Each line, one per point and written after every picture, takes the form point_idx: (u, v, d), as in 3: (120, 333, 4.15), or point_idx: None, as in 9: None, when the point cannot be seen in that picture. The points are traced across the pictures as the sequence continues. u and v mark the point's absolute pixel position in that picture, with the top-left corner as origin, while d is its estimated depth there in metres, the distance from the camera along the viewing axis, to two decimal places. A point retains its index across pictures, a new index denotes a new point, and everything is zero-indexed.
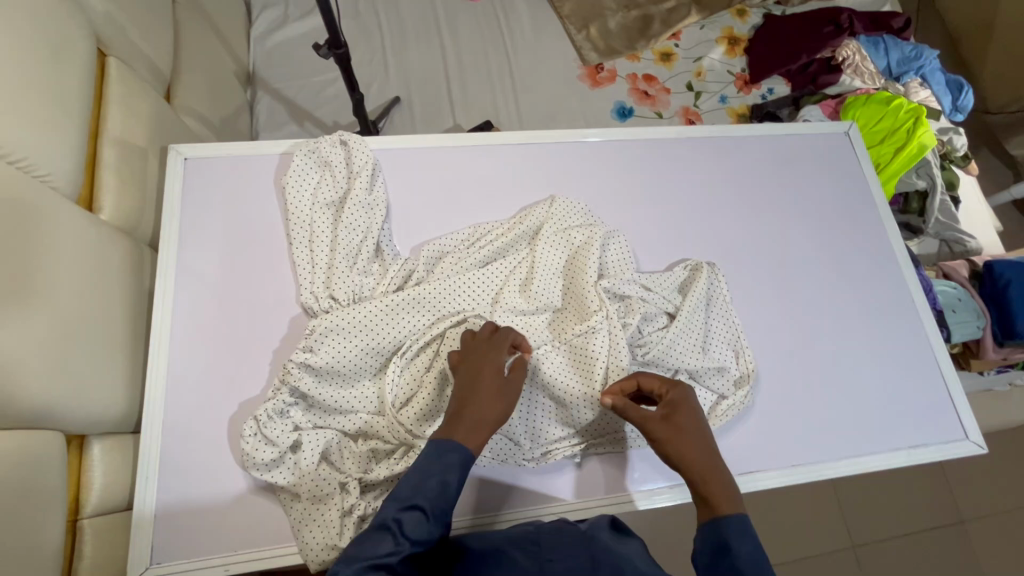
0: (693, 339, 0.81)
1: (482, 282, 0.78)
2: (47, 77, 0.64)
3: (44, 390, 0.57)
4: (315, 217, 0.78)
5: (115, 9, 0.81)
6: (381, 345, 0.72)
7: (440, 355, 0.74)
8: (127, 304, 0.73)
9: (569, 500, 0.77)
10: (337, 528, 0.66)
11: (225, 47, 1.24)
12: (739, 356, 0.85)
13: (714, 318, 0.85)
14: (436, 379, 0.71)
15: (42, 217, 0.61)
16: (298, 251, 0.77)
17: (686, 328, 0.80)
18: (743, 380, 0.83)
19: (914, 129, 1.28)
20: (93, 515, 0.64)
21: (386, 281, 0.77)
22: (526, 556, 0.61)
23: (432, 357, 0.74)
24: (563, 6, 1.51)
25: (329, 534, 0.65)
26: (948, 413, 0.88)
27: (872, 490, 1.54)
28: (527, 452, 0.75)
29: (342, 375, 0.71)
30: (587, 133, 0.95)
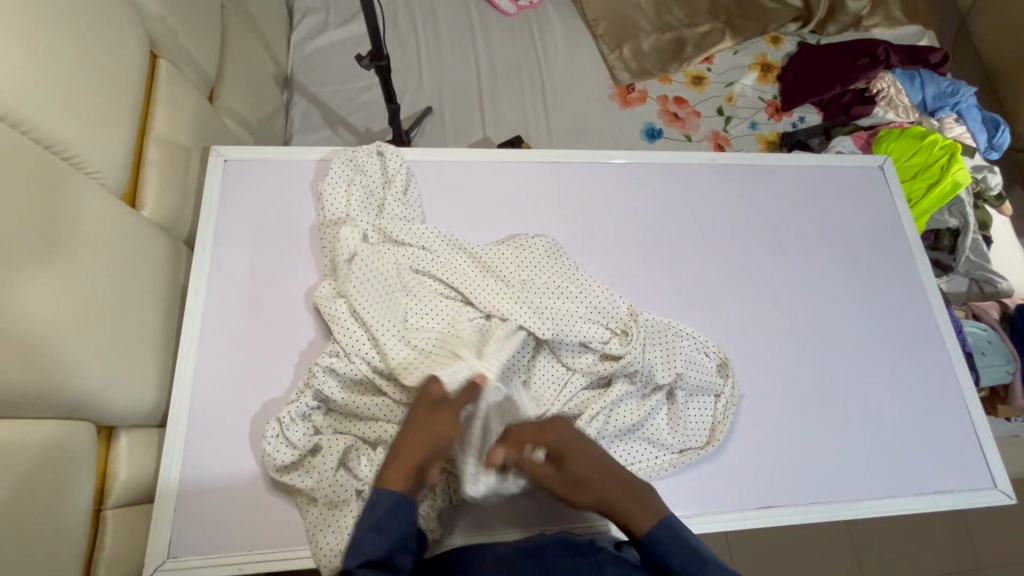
0: (669, 355, 0.79)
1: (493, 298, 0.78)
2: (103, 76, 0.66)
3: (78, 381, 0.58)
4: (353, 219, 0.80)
5: (169, 13, 0.84)
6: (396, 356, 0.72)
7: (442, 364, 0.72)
8: (161, 299, 0.75)
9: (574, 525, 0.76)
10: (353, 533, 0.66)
11: (266, 51, 1.28)
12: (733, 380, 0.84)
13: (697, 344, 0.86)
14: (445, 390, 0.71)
15: (89, 212, 0.63)
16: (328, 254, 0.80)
17: (657, 342, 0.80)
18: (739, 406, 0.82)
19: (948, 166, 1.26)
20: (116, 507, 0.65)
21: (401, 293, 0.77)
22: None
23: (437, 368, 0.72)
24: (598, 25, 1.53)
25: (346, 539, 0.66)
26: (976, 460, 0.85)
27: (886, 530, 1.51)
28: None
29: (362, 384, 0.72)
30: (614, 154, 0.95)
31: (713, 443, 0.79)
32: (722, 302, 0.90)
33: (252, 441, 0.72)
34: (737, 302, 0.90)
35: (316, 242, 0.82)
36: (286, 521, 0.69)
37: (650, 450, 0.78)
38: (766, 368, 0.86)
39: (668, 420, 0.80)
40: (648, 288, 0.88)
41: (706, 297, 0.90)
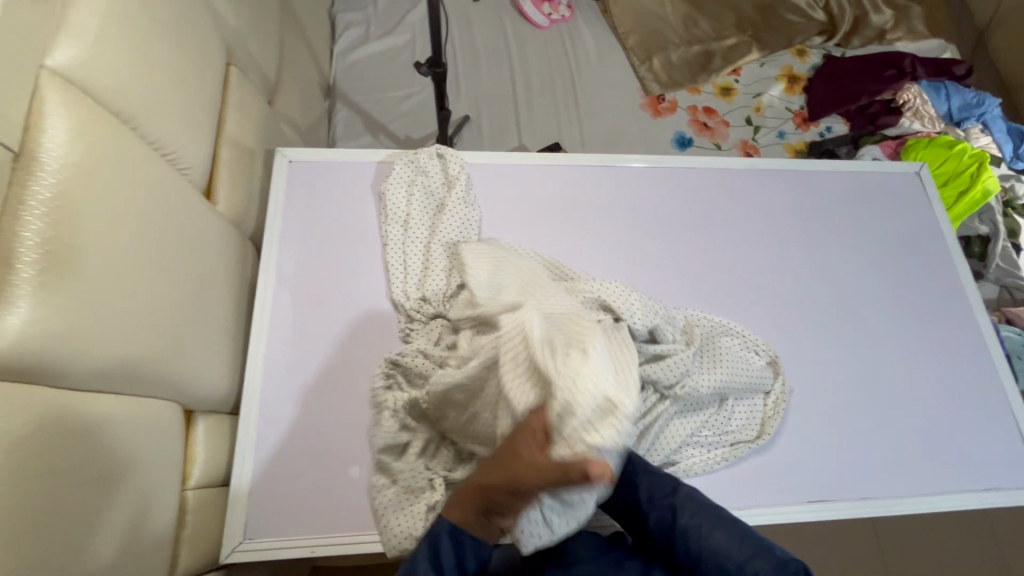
0: (715, 361, 0.81)
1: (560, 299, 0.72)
2: (192, 78, 0.71)
3: (169, 363, 0.62)
4: (413, 218, 0.85)
5: (241, 23, 0.88)
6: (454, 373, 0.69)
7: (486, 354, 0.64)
8: (232, 292, 0.78)
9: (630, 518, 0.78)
10: (424, 522, 0.67)
11: (313, 61, 1.33)
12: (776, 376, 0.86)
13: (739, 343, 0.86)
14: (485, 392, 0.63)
15: (179, 205, 0.67)
16: (392, 251, 0.83)
17: (706, 349, 0.81)
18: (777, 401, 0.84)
19: (978, 173, 1.29)
20: (196, 487, 0.67)
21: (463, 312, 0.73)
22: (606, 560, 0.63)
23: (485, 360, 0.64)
24: (629, 37, 1.57)
25: (418, 526, 0.67)
26: (1022, 458, 0.86)
27: (917, 537, 1.50)
28: None
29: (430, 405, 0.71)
30: (631, 159, 0.99)
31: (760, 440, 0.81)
32: (766, 302, 0.92)
33: (320, 428, 0.74)
34: (779, 302, 0.93)
35: (378, 240, 0.86)
36: (354, 505, 0.71)
37: (698, 451, 0.80)
38: (810, 367, 0.89)
39: (714, 423, 0.81)
40: (692, 286, 0.91)
41: (749, 297, 0.92)
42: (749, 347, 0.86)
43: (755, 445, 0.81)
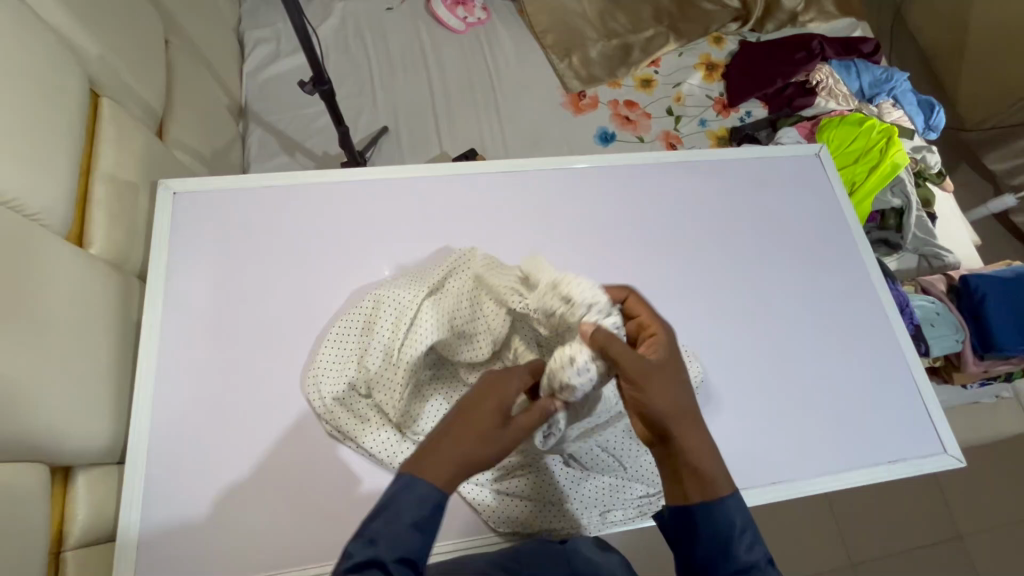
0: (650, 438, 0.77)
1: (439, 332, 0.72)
2: (40, 119, 0.67)
3: (25, 423, 0.58)
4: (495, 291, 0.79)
5: (109, 53, 0.84)
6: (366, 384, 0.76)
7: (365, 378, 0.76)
8: (113, 336, 0.75)
9: (469, 537, 0.76)
10: (325, 415, 0.77)
11: (218, 84, 1.29)
12: None
13: None
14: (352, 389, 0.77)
15: (31, 254, 0.63)
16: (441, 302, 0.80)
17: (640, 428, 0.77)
18: None
19: (886, 148, 1.32)
20: (77, 548, 0.66)
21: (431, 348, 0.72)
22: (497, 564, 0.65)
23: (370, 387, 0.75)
24: (546, 36, 1.57)
25: (324, 417, 0.77)
26: (925, 426, 0.89)
27: (868, 506, 1.53)
28: (501, 486, 0.77)
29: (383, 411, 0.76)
30: (577, 160, 1.01)
31: (648, 515, 0.78)
32: (677, 295, 0.93)
33: (229, 452, 0.75)
34: (686, 297, 0.93)
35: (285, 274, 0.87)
36: (341, 513, 0.74)
37: (576, 517, 0.77)
38: (720, 355, 0.90)
39: (600, 495, 0.78)
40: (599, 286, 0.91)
41: (657, 293, 0.93)
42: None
43: (634, 519, 0.78)
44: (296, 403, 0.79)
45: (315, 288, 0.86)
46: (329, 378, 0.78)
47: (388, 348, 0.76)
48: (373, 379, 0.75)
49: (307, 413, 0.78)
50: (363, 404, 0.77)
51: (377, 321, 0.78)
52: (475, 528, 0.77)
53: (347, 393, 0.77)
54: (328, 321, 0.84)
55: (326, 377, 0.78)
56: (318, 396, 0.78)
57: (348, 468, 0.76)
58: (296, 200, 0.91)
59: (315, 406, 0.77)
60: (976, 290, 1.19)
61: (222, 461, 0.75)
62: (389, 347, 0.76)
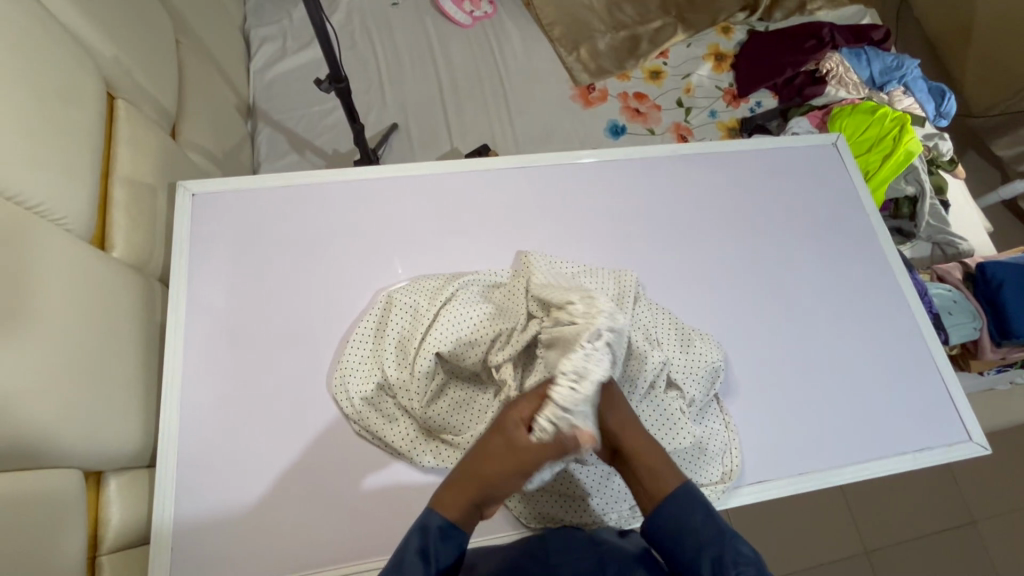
0: (676, 433, 0.75)
1: (457, 328, 0.74)
2: (61, 122, 0.67)
3: (56, 429, 0.58)
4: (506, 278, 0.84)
5: (124, 54, 0.83)
6: (390, 384, 0.76)
7: (388, 378, 0.76)
8: (137, 339, 0.75)
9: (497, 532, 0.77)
10: (352, 414, 0.77)
11: (226, 82, 1.28)
12: (728, 449, 0.81)
13: (708, 421, 0.81)
14: (378, 390, 0.77)
15: (55, 259, 0.63)
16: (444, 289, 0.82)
17: (666, 423, 0.76)
18: (726, 477, 0.79)
19: (900, 136, 1.32)
20: (112, 552, 0.66)
21: (446, 345, 0.74)
22: (532, 560, 0.64)
23: (395, 388, 0.76)
24: (554, 29, 1.56)
25: (352, 415, 0.77)
26: (951, 414, 0.89)
27: (881, 494, 1.54)
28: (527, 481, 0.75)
29: (407, 411, 0.76)
30: (581, 155, 1.00)
31: None
32: (698, 287, 0.93)
33: (256, 454, 0.75)
34: (707, 289, 0.93)
35: (307, 275, 0.86)
36: (371, 512, 0.74)
37: (601, 508, 0.77)
38: (743, 348, 0.90)
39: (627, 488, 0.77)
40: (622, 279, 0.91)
41: (678, 286, 0.93)
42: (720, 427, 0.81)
43: None
44: (322, 403, 0.79)
45: (336, 287, 0.86)
46: (352, 375, 0.78)
47: (409, 344, 0.77)
48: (396, 377, 0.76)
49: (333, 413, 0.78)
50: (390, 403, 0.77)
51: (402, 318, 0.79)
52: (502, 523, 0.77)
53: (372, 394, 0.77)
54: (351, 320, 0.84)
55: (349, 373, 0.78)
56: (343, 395, 0.77)
57: (376, 466, 0.77)
58: (315, 199, 0.91)
59: (340, 404, 0.78)
60: (992, 277, 1.19)
61: (252, 465, 0.75)
62: (411, 344, 0.76)
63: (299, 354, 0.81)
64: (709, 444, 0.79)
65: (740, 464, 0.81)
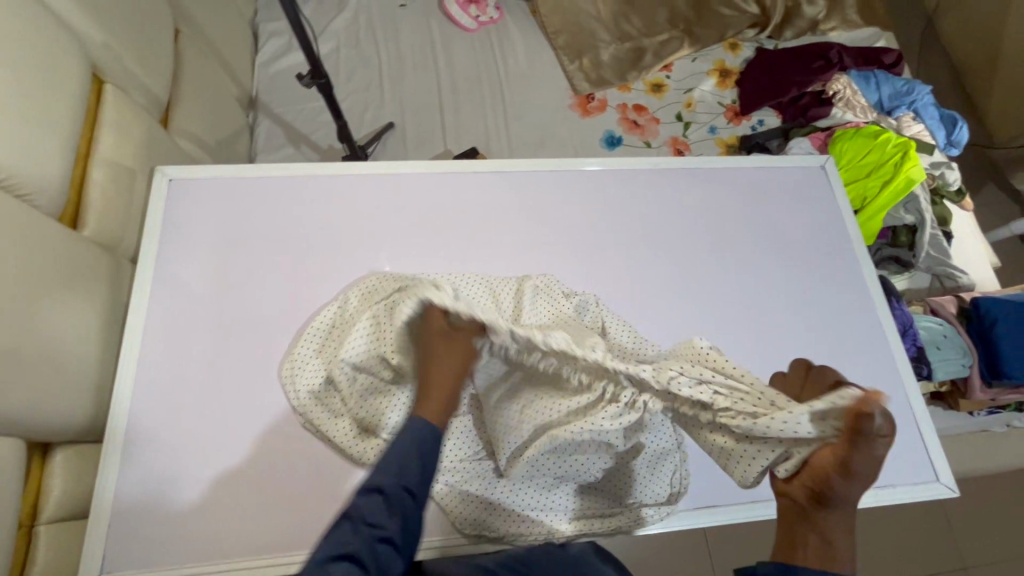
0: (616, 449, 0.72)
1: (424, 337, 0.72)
2: (35, 100, 0.69)
3: (8, 400, 0.60)
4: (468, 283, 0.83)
5: (114, 40, 0.85)
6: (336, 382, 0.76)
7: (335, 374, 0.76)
8: (100, 317, 0.77)
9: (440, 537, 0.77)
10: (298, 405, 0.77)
11: (228, 73, 1.31)
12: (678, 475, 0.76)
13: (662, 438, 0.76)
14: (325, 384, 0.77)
15: (23, 233, 0.65)
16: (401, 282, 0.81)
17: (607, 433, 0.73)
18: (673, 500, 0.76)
19: (902, 163, 1.28)
20: (50, 522, 0.67)
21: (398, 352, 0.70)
22: None
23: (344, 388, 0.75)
24: (558, 37, 1.56)
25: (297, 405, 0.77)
26: (918, 453, 0.86)
27: (868, 531, 1.49)
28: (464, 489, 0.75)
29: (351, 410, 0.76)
30: (585, 162, 1.00)
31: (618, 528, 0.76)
32: (668, 304, 0.92)
33: (201, 438, 0.76)
34: (676, 307, 0.91)
35: (272, 266, 0.87)
36: (313, 505, 0.75)
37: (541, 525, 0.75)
38: None
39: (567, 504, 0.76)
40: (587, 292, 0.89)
41: (647, 301, 0.91)
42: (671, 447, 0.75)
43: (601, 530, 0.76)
44: (275, 392, 0.80)
45: (300, 280, 0.87)
46: (301, 365, 0.79)
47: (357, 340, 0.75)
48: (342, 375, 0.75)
49: (283, 403, 0.79)
50: (337, 399, 0.77)
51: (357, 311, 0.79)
52: (438, 530, 0.77)
53: (318, 387, 0.77)
54: (312, 313, 0.85)
55: (295, 362, 0.79)
56: (291, 385, 0.78)
57: (322, 458, 0.77)
58: (289, 191, 0.92)
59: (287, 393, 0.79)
60: (986, 313, 1.15)
61: (199, 449, 0.76)
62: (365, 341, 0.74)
63: (257, 343, 0.82)
64: (657, 464, 0.73)
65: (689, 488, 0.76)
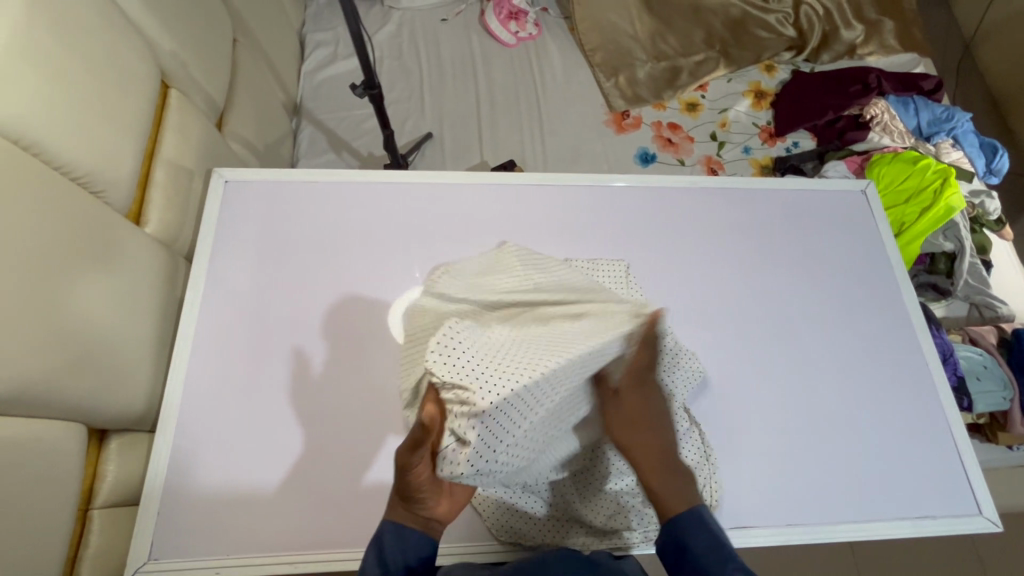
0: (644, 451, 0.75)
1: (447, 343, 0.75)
2: (112, 102, 0.72)
3: (76, 386, 0.63)
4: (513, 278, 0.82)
5: (181, 48, 0.90)
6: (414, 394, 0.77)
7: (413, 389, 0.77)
8: (156, 311, 0.80)
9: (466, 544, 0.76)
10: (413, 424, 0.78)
11: (276, 80, 1.35)
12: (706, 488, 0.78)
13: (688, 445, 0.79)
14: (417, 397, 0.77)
15: (95, 229, 0.69)
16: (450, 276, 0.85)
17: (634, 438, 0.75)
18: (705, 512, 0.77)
19: (941, 190, 1.26)
20: (103, 508, 0.70)
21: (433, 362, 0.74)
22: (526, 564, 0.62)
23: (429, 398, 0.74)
24: (595, 54, 1.59)
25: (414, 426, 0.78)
26: (960, 485, 0.84)
27: (896, 563, 1.45)
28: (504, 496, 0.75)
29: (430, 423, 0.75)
30: (610, 179, 1.01)
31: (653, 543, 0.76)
32: (704, 323, 0.92)
33: (246, 433, 0.78)
34: (712, 323, 0.92)
35: (320, 268, 0.90)
36: (351, 505, 0.76)
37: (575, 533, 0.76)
38: (746, 389, 0.88)
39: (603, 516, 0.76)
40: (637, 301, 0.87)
41: (684, 318, 0.92)
42: (702, 456, 0.79)
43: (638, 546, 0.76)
44: (319, 392, 0.82)
45: (345, 283, 0.89)
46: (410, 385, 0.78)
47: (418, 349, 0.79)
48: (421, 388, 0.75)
49: (326, 402, 0.81)
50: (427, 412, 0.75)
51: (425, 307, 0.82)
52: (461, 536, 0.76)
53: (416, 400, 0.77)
54: (355, 315, 0.87)
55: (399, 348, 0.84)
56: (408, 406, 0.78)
57: (360, 461, 0.78)
58: (338, 197, 0.95)
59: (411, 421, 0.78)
60: None
61: (243, 444, 0.78)
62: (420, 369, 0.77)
63: (303, 343, 0.85)
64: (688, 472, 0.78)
65: (720, 500, 0.78)
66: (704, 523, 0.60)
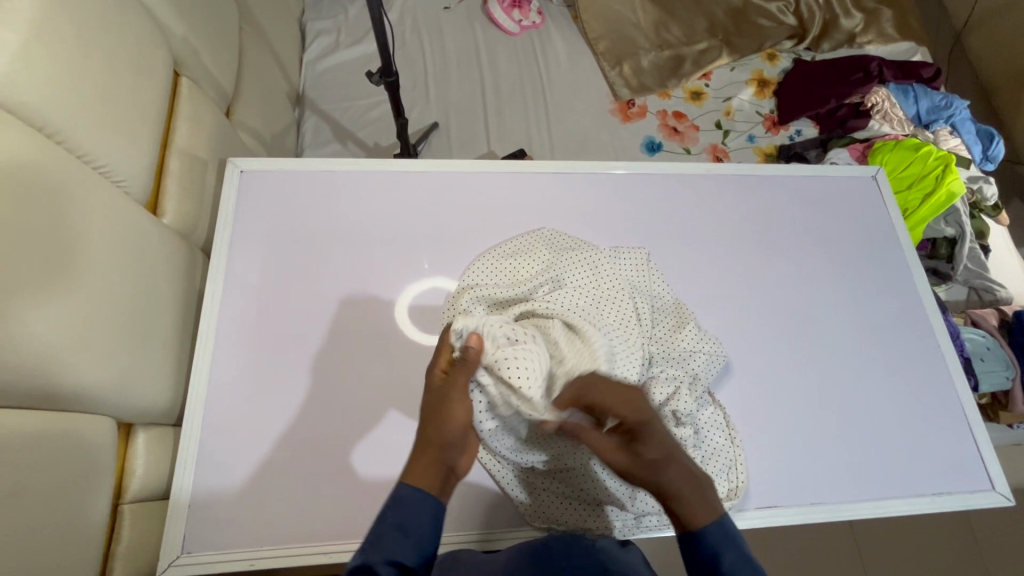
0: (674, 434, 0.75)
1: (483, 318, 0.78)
2: (129, 90, 0.71)
3: (102, 378, 0.62)
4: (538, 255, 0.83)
5: (192, 35, 0.88)
6: None
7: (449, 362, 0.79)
8: (177, 303, 0.79)
9: (490, 531, 0.77)
10: None
11: (280, 69, 1.33)
12: (731, 472, 0.80)
13: (712, 430, 0.80)
14: None
15: (116, 218, 0.67)
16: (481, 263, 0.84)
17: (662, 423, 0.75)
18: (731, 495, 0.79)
19: (943, 176, 1.29)
20: (133, 502, 0.69)
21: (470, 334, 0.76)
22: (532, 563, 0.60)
23: None
24: (599, 43, 1.58)
25: None
26: (973, 462, 0.87)
27: (897, 541, 1.49)
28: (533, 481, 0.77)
29: None
30: (614, 166, 1.01)
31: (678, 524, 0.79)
32: (722, 308, 0.93)
33: (272, 426, 0.78)
34: (730, 309, 0.93)
35: (340, 259, 0.89)
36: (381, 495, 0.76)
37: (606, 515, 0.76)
38: (766, 373, 0.89)
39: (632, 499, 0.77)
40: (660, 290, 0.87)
41: (704, 304, 0.93)
42: (726, 438, 0.81)
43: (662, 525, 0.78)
44: (343, 383, 0.81)
45: (365, 272, 0.88)
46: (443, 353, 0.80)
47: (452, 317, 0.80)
48: None
49: (351, 392, 0.81)
50: None
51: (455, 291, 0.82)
52: (484, 522, 0.78)
53: None
54: (377, 306, 0.86)
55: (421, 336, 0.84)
56: None
57: (388, 451, 0.78)
58: (354, 186, 0.94)
59: None
60: None
61: (269, 436, 0.77)
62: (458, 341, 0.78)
63: (325, 334, 0.84)
64: (714, 456, 0.79)
65: (746, 484, 0.80)
66: (731, 534, 0.56)
